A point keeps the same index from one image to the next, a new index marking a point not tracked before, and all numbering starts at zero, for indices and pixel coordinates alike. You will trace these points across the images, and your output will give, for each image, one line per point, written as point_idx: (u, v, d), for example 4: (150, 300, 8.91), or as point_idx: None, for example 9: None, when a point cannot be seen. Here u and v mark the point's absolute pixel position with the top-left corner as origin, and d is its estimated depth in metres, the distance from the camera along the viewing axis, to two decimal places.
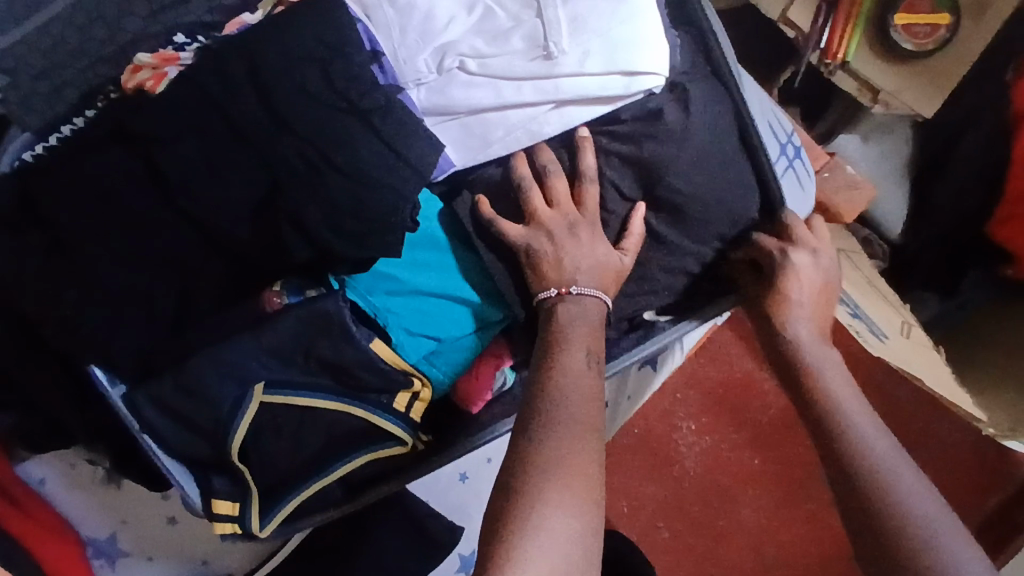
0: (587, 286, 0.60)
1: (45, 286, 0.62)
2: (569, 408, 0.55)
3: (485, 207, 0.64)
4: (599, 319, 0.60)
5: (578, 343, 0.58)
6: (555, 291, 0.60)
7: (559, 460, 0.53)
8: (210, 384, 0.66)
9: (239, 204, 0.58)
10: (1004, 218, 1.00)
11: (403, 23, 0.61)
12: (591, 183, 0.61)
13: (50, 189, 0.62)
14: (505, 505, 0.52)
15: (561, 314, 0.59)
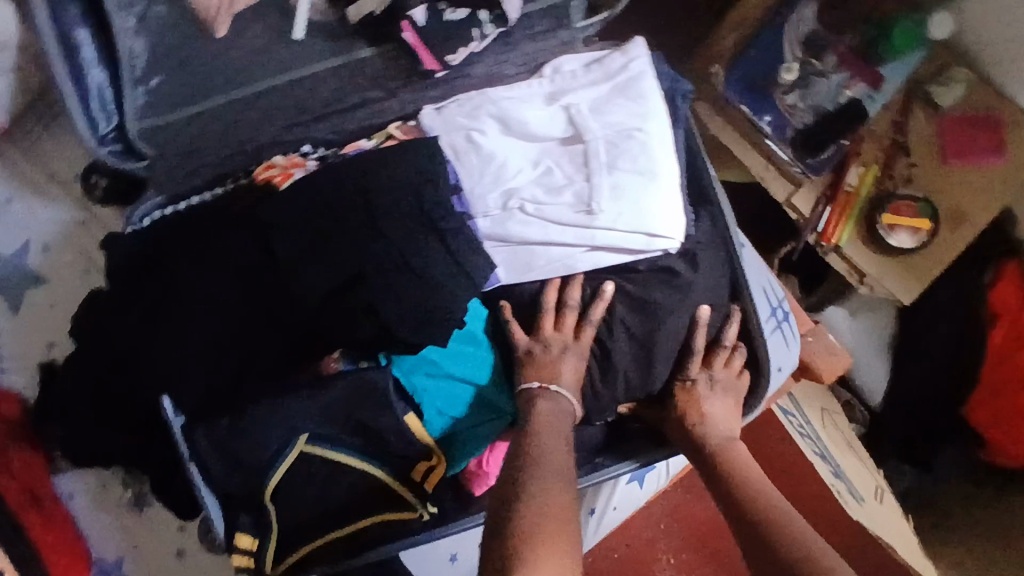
0: (565, 388, 0.74)
1: (156, 319, 0.77)
2: (552, 460, 0.66)
3: (507, 310, 0.78)
4: (567, 414, 0.73)
5: (562, 431, 0.71)
6: (538, 384, 0.74)
7: (540, 486, 0.63)
8: (261, 427, 0.77)
9: (326, 283, 0.72)
10: (976, 402, 1.11)
11: (482, 169, 0.75)
12: (591, 325, 0.75)
13: (177, 244, 0.78)
14: (510, 518, 0.59)
15: (541, 402, 0.73)
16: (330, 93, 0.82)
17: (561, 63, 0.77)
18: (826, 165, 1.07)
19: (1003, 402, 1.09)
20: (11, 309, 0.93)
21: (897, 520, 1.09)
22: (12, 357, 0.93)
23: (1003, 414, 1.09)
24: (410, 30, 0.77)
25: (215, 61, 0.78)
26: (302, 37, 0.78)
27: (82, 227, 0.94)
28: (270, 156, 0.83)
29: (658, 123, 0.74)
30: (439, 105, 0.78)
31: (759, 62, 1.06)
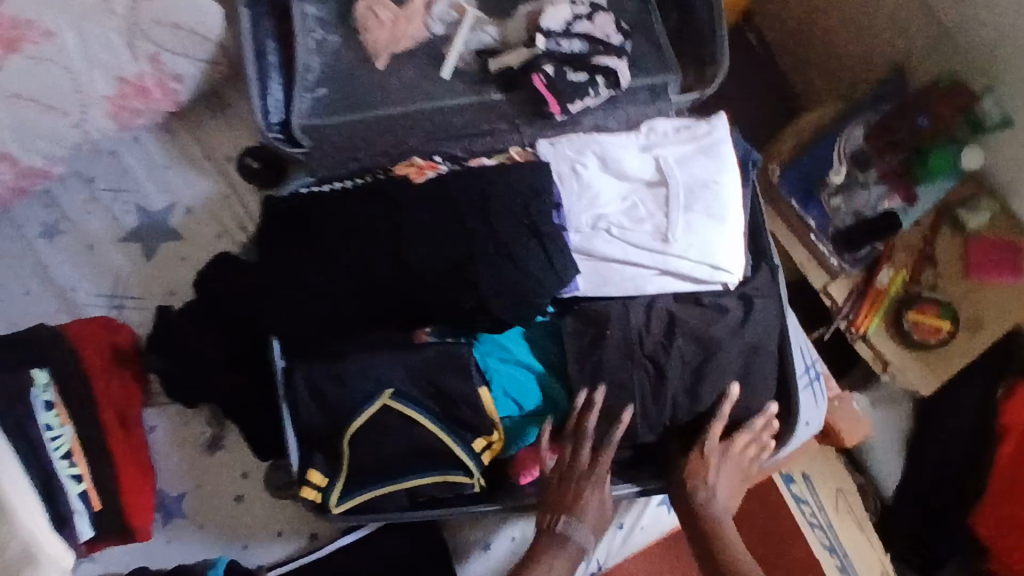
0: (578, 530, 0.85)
1: (282, 271, 0.89)
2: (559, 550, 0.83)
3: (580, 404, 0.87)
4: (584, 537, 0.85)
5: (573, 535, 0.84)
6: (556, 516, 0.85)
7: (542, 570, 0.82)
8: (355, 378, 0.88)
9: (438, 260, 0.85)
10: (984, 511, 1.19)
11: (579, 194, 0.90)
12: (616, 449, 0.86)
13: (320, 213, 0.90)
14: None
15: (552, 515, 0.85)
16: (462, 120, 0.98)
17: (655, 124, 0.94)
18: (862, 261, 1.22)
19: (1007, 512, 1.16)
20: (143, 253, 1.06)
21: None
22: (137, 296, 1.05)
23: (1005, 523, 1.16)
24: (540, 80, 0.93)
25: (379, 85, 1.00)
26: (449, 76, 1.00)
27: (225, 199, 1.07)
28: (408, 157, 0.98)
29: (730, 179, 0.89)
30: (552, 140, 0.93)
31: (811, 166, 1.23)
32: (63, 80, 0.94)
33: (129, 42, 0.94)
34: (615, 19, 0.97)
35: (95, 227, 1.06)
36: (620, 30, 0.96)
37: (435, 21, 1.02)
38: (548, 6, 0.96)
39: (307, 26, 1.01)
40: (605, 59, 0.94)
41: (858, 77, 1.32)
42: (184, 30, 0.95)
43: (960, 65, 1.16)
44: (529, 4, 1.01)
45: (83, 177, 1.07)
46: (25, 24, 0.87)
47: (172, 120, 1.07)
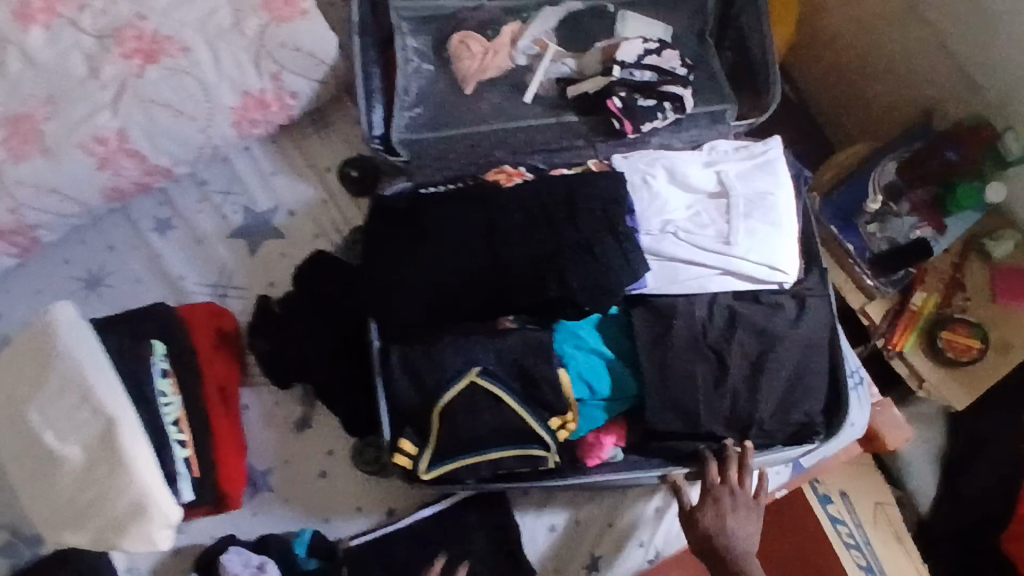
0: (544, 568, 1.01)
1: (385, 259, 1.00)
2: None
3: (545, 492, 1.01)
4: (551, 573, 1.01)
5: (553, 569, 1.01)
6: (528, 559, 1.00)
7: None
8: (447, 357, 0.97)
9: (526, 253, 0.97)
10: (1015, 534, 1.24)
11: (650, 201, 1.02)
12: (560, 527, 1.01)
13: (425, 210, 1.01)
14: None
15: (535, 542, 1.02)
16: (544, 137, 1.11)
17: (716, 144, 1.06)
18: (896, 284, 1.32)
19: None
20: (248, 249, 1.17)
21: None
22: (240, 287, 1.16)
23: None
24: (613, 105, 1.06)
25: (469, 108, 1.15)
26: (531, 100, 1.14)
27: (324, 204, 1.20)
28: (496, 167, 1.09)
29: (785, 191, 1.00)
30: (625, 154, 1.06)
31: (848, 196, 1.35)
32: (196, 91, 1.09)
33: (256, 61, 1.10)
34: (679, 54, 1.11)
35: (206, 224, 1.18)
36: (683, 64, 1.10)
37: (519, 54, 1.17)
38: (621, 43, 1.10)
39: (406, 57, 1.18)
40: (671, 87, 1.07)
41: (888, 120, 1.46)
42: (305, 54, 1.12)
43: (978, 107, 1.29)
44: (603, 41, 1.15)
45: (197, 181, 1.20)
46: (164, 39, 1.06)
47: (280, 135, 1.22)
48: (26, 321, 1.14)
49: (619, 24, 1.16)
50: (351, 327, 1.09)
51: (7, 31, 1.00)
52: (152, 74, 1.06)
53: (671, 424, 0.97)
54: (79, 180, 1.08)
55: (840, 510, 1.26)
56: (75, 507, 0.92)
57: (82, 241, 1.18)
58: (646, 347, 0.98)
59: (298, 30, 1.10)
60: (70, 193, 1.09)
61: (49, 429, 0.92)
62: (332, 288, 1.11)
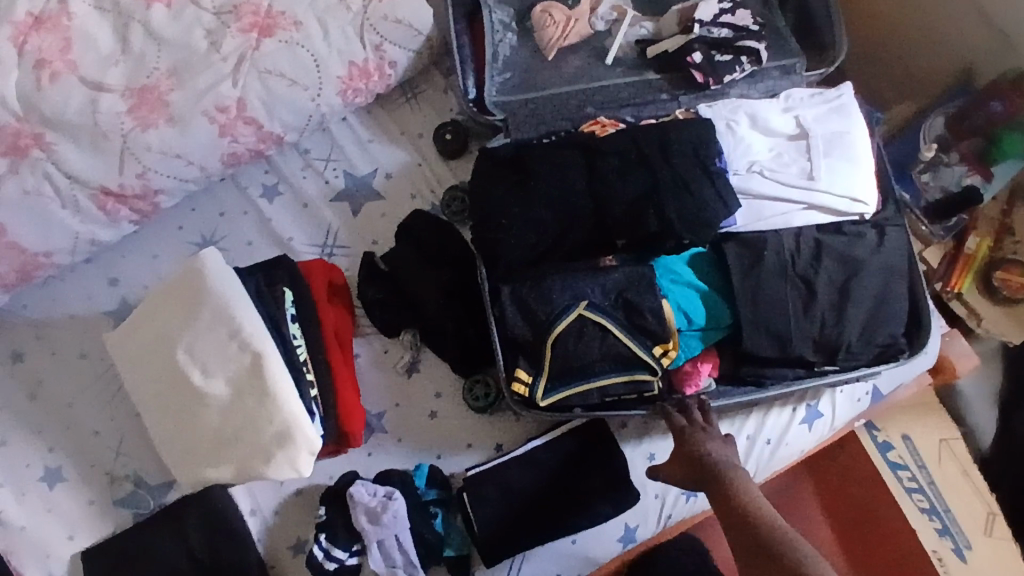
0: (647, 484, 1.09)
1: (494, 202, 1.08)
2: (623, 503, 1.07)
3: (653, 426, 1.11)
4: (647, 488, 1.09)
5: (650, 491, 1.10)
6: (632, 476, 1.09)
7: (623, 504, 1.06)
8: (556, 291, 1.05)
9: (628, 191, 1.05)
10: None
11: (734, 145, 1.10)
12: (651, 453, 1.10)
13: (531, 158, 1.09)
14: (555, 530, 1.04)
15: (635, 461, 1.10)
16: (629, 93, 1.20)
17: (793, 92, 1.14)
18: (950, 231, 1.40)
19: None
20: (351, 210, 1.26)
21: (1008, 546, 1.29)
22: (345, 246, 1.25)
23: None
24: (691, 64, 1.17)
25: (554, 73, 1.25)
26: (611, 61, 1.24)
27: (418, 167, 1.29)
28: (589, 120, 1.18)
29: (860, 129, 1.09)
30: (709, 104, 1.14)
31: (899, 151, 1.45)
32: (307, 62, 1.19)
33: (361, 34, 1.20)
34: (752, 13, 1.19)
35: (310, 190, 1.27)
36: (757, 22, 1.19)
37: (599, 20, 1.26)
38: (698, 5, 1.19)
39: (496, 28, 1.28)
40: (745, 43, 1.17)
41: (929, 82, 1.54)
42: (404, 25, 1.22)
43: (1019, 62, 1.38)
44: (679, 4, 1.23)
45: (300, 150, 1.30)
46: (278, 14, 1.17)
47: (375, 105, 1.32)
48: (148, 284, 1.23)
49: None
50: (462, 272, 1.19)
51: (133, 8, 1.13)
52: (268, 47, 1.17)
53: (764, 347, 1.04)
54: (202, 146, 1.17)
55: (900, 455, 1.38)
56: (221, 439, 0.98)
57: (195, 208, 1.27)
58: (740, 278, 1.05)
59: (398, 3, 1.20)
60: (192, 158, 1.18)
61: (195, 368, 0.99)
62: (438, 239, 1.20)
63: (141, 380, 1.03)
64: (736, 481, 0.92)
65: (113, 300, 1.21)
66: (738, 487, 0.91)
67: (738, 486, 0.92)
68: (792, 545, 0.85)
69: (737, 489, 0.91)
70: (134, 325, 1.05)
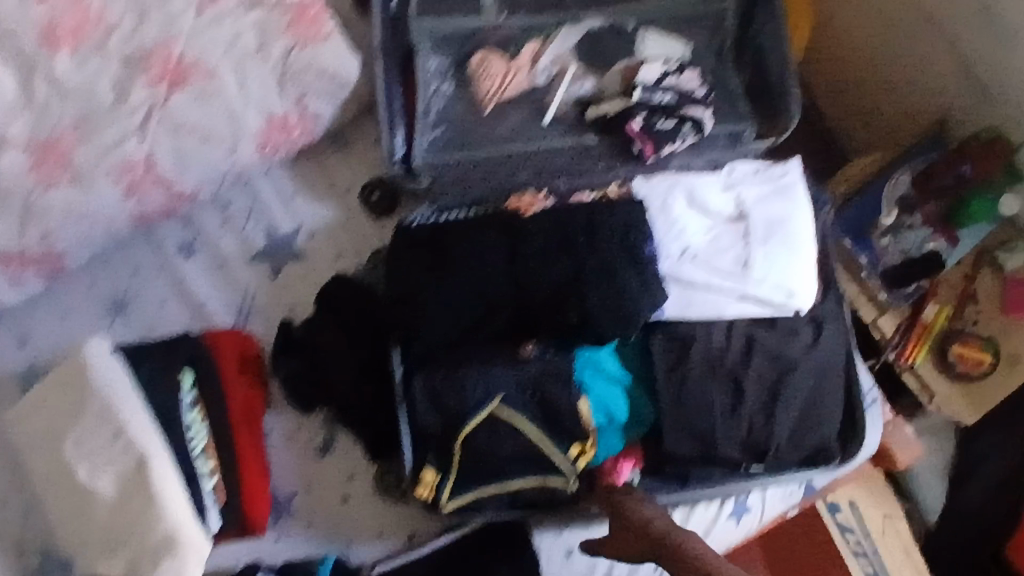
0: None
1: (412, 283, 1.02)
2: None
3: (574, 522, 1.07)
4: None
5: None
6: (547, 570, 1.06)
7: None
8: (470, 385, 0.99)
9: (549, 279, 0.99)
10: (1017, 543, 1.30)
11: (668, 227, 1.03)
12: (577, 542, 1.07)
13: (453, 240, 1.03)
14: None
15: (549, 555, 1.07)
16: (565, 160, 1.13)
17: (737, 165, 1.06)
18: (907, 298, 1.34)
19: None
20: (271, 271, 1.20)
21: None
22: (262, 310, 1.19)
23: None
24: (630, 127, 1.08)
25: (487, 130, 1.16)
26: (548, 123, 1.15)
27: (343, 225, 1.21)
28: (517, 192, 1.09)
29: (803, 216, 1.01)
30: (646, 176, 1.06)
31: (862, 209, 1.36)
32: (223, 118, 1.10)
33: (282, 86, 1.11)
34: (700, 76, 1.11)
35: (229, 247, 1.21)
36: (704, 86, 1.10)
37: (539, 73, 1.17)
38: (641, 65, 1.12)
39: (429, 76, 1.19)
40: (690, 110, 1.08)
41: (898, 131, 1.47)
42: (328, 76, 1.12)
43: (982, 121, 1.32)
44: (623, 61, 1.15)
45: (220, 203, 1.22)
46: (191, 63, 1.06)
47: (301, 155, 1.23)
48: (56, 346, 1.17)
49: (641, 41, 1.16)
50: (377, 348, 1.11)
51: None
52: (179, 100, 1.07)
53: (686, 447, 0.99)
54: (110, 206, 1.10)
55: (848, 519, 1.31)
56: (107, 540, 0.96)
57: (108, 264, 1.20)
58: (665, 376, 0.99)
59: (322, 54, 1.11)
60: (100, 218, 1.11)
61: (84, 464, 0.98)
62: (357, 307, 1.13)
63: (32, 471, 1.01)
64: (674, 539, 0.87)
65: (16, 364, 1.15)
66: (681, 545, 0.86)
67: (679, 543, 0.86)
68: None
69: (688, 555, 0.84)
70: (20, 416, 1.01)
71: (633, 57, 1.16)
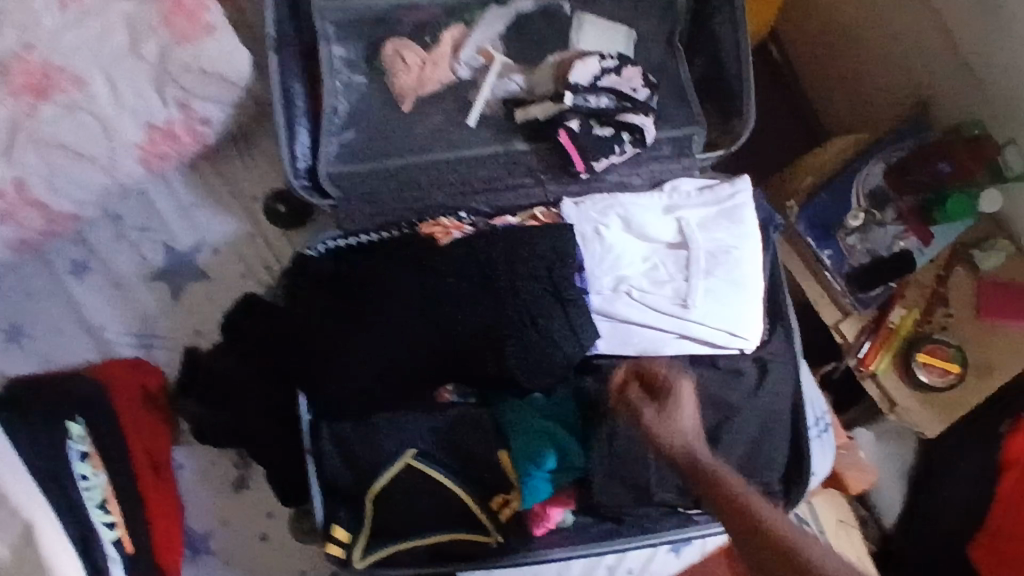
0: None
1: (318, 322, 0.92)
2: None
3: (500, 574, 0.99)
4: None
5: None
6: None
7: None
8: (382, 436, 0.91)
9: (465, 322, 0.88)
10: (980, 542, 1.19)
11: (602, 256, 0.92)
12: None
13: (359, 274, 0.92)
14: None
15: None
16: (488, 173, 0.98)
17: (679, 183, 0.95)
18: (875, 300, 1.23)
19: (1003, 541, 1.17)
20: (172, 294, 1.08)
21: None
22: (166, 337, 1.08)
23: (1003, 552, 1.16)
24: (565, 136, 0.93)
25: (401, 133, 1.02)
26: (474, 124, 1.00)
27: (251, 239, 1.09)
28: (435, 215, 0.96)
29: (750, 245, 0.91)
30: (576, 199, 0.94)
31: (829, 205, 1.23)
32: (96, 130, 0.95)
33: (160, 88, 0.96)
34: (641, 70, 0.97)
35: (123, 267, 1.08)
36: (647, 83, 0.96)
37: (462, 66, 1.02)
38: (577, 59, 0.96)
39: (334, 68, 1.03)
40: (631, 115, 0.94)
41: (879, 105, 1.35)
42: (214, 77, 0.97)
43: (963, 110, 1.20)
44: (555, 53, 1.01)
45: (111, 216, 1.08)
46: (54, 70, 0.89)
47: (198, 159, 1.08)
48: None
49: (576, 29, 1.01)
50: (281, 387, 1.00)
51: None
52: (47, 113, 0.92)
53: (620, 497, 0.92)
54: None
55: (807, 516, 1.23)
56: None
57: None
58: (597, 425, 0.91)
59: (205, 50, 0.94)
60: None
61: None
62: (257, 338, 1.01)
63: None
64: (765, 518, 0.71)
65: None
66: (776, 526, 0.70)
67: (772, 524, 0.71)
68: None
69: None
70: None
71: (566, 47, 1.01)
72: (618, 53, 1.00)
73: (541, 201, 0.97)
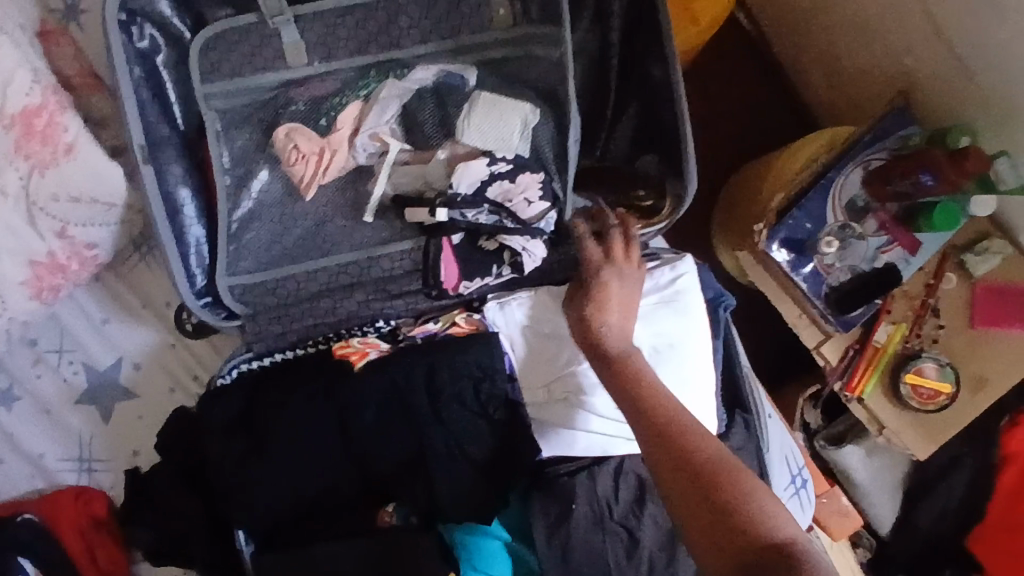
0: None
1: (235, 453, 0.85)
2: None
3: None
4: None
5: None
6: None
7: None
8: (319, 566, 0.84)
9: (391, 453, 0.85)
10: (979, 535, 1.14)
11: (536, 359, 0.88)
12: None
13: (263, 412, 0.86)
14: None
15: None
16: (403, 271, 0.92)
17: None
18: (858, 320, 1.11)
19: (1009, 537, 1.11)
20: (102, 415, 1.02)
21: None
22: (104, 459, 1.02)
23: (1004, 546, 1.11)
24: (446, 245, 0.90)
25: (305, 231, 0.92)
26: (371, 219, 0.91)
27: (171, 349, 1.02)
28: (349, 333, 0.92)
29: (699, 340, 0.85)
30: (500, 299, 0.91)
31: (802, 222, 1.08)
32: None
33: (32, 222, 0.88)
34: (541, 178, 0.88)
35: (47, 391, 1.02)
36: (544, 194, 0.88)
37: (359, 152, 0.91)
38: (465, 160, 0.89)
39: (225, 164, 0.90)
40: (513, 237, 0.89)
41: (863, 89, 1.17)
42: (88, 202, 0.89)
43: (961, 109, 1.03)
44: (445, 143, 0.90)
45: (24, 340, 1.02)
46: None
47: (102, 271, 1.01)
48: None
49: (465, 115, 0.89)
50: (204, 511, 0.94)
51: None
52: None
53: None
54: None
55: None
56: None
57: None
58: (547, 540, 0.82)
59: (68, 174, 0.86)
60: None
61: None
62: (187, 465, 0.95)
63: None
64: (694, 438, 0.66)
65: None
66: (692, 432, 0.66)
67: (700, 449, 0.65)
68: (740, 494, 0.62)
69: (726, 474, 0.63)
70: None
71: (455, 136, 0.90)
72: (513, 150, 0.88)
73: (466, 301, 0.93)
